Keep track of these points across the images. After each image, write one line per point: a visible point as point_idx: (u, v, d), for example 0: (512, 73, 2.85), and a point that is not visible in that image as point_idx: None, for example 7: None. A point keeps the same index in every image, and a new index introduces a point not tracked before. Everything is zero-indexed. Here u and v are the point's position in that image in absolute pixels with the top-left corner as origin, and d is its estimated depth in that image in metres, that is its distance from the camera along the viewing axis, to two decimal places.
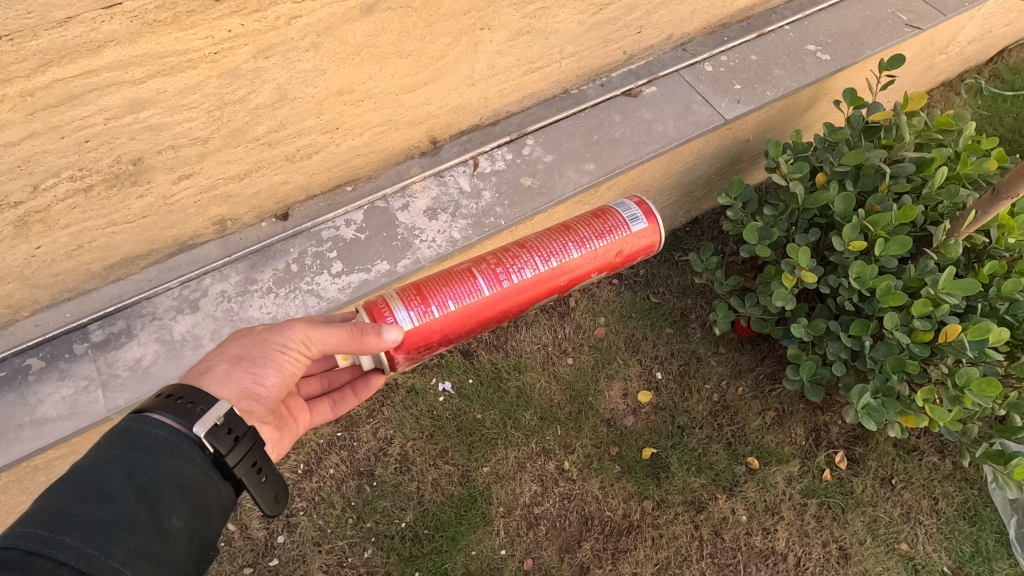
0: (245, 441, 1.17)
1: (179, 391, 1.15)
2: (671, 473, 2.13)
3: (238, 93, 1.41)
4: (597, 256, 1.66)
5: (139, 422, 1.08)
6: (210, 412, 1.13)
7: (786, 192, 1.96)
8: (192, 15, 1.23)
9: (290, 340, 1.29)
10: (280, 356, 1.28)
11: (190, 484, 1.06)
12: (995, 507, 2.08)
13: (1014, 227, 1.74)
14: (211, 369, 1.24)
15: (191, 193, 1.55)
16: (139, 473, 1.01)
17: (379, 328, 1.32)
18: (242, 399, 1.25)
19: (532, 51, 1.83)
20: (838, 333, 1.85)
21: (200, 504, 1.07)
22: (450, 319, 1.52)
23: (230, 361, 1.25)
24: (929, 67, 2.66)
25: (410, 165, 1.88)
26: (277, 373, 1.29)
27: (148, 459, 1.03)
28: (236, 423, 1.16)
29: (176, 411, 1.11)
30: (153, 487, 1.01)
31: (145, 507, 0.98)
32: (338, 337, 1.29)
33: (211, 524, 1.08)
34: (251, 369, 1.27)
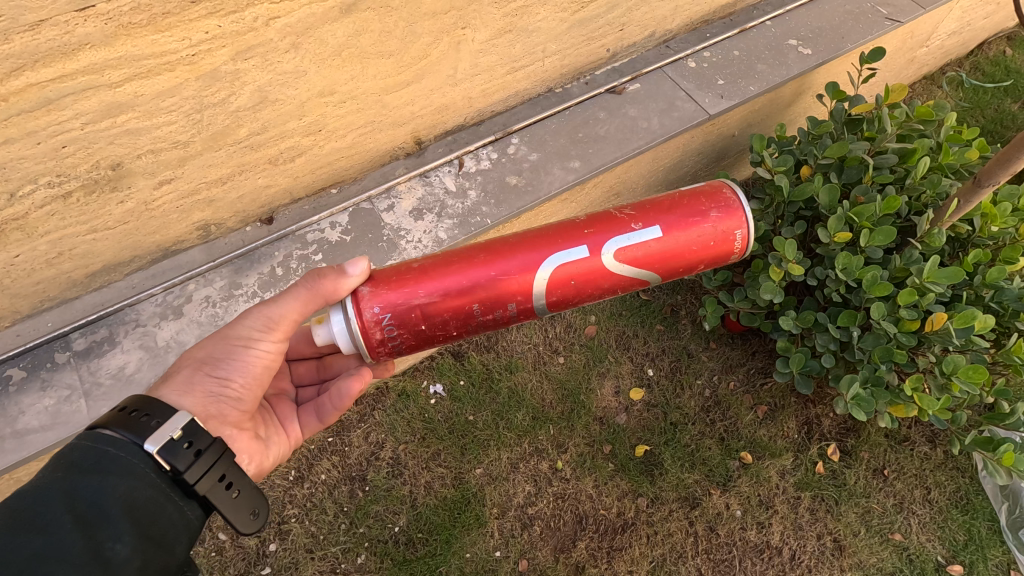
0: (211, 453, 1.07)
1: (133, 403, 1.06)
2: (665, 470, 2.13)
3: (217, 96, 1.40)
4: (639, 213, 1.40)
5: (88, 438, 1.00)
6: (165, 425, 1.04)
7: (772, 186, 1.96)
8: (167, 17, 1.22)
9: (251, 330, 1.22)
10: (245, 351, 1.22)
11: (143, 508, 0.98)
12: (986, 495, 2.09)
13: (997, 215, 1.75)
14: (173, 377, 1.19)
15: (173, 198, 1.53)
16: (80, 498, 0.92)
17: (338, 266, 1.22)
18: (209, 405, 1.19)
19: (514, 50, 1.83)
20: (826, 324, 1.86)
21: (154, 527, 0.98)
22: (435, 262, 1.32)
23: (193, 366, 1.20)
24: (910, 60, 2.69)
25: (395, 166, 1.87)
26: (244, 373, 1.23)
27: (92, 482, 0.95)
28: (198, 435, 1.06)
29: (126, 425, 1.03)
30: (96, 513, 0.92)
31: (86, 535, 0.90)
32: (292, 305, 1.21)
33: (166, 548, 1.00)
34: (214, 372, 1.20)
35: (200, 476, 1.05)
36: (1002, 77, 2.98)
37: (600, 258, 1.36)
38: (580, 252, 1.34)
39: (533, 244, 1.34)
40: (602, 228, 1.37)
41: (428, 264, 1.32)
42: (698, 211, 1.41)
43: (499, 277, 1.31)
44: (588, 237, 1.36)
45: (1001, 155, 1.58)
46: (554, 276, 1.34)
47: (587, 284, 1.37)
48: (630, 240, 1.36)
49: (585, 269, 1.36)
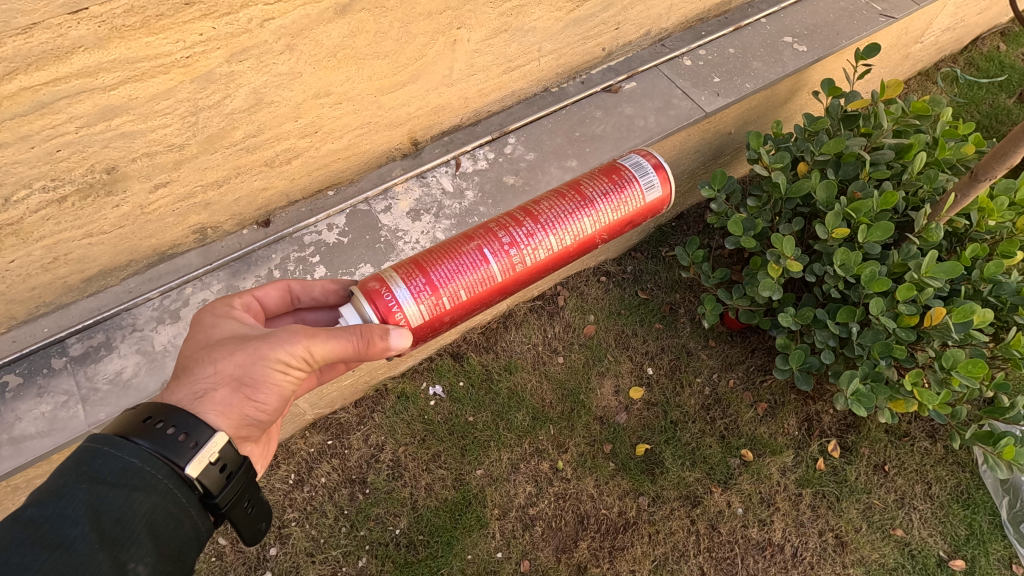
0: (239, 475, 1.12)
1: (160, 413, 1.03)
2: (665, 469, 2.13)
3: (213, 98, 1.39)
4: (607, 222, 1.53)
5: (111, 445, 0.98)
6: (203, 450, 1.03)
7: (769, 182, 1.96)
8: (161, 19, 1.21)
9: (291, 359, 1.13)
10: (281, 377, 1.15)
11: (164, 524, 0.97)
12: (987, 490, 2.09)
13: (993, 209, 1.76)
14: (208, 395, 1.10)
15: (169, 201, 1.53)
16: (104, 514, 0.91)
17: (387, 331, 1.20)
18: (241, 426, 1.16)
19: (510, 49, 1.83)
20: (826, 321, 1.85)
21: (173, 543, 0.98)
22: (462, 309, 1.39)
23: (230, 386, 1.12)
24: (905, 57, 2.70)
25: (392, 167, 1.87)
26: (277, 394, 1.17)
27: (116, 496, 0.93)
28: (229, 457, 1.08)
29: (156, 439, 1.00)
30: (119, 531, 0.92)
31: (108, 554, 0.90)
32: (345, 346, 1.15)
33: (183, 562, 1.01)
34: (251, 396, 1.13)
35: (229, 497, 1.11)
36: (997, 73, 2.99)
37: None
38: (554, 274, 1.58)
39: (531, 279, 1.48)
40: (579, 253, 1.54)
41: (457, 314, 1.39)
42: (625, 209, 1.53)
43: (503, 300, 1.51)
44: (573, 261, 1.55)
45: (999, 149, 1.60)
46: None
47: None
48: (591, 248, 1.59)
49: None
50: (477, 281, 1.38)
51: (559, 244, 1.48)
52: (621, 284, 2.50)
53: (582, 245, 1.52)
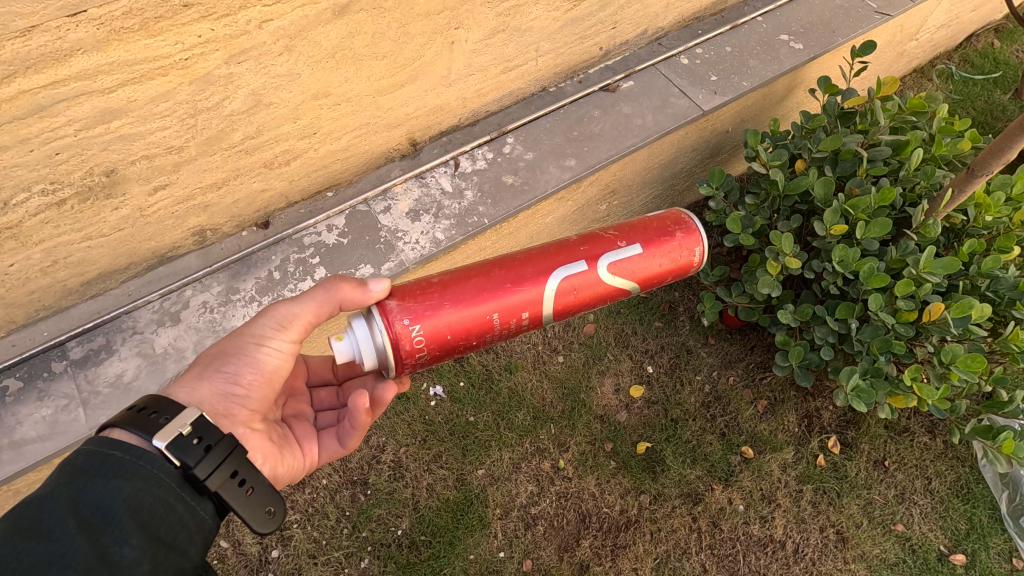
0: (220, 448, 1.07)
1: (140, 404, 1.08)
2: (667, 467, 2.13)
3: (211, 100, 1.39)
4: (620, 227, 1.50)
5: (92, 441, 1.00)
6: (174, 421, 1.05)
7: (767, 180, 1.97)
8: (160, 21, 1.21)
9: (265, 330, 1.23)
10: (257, 350, 1.23)
11: (149, 510, 0.95)
12: (986, 484, 2.10)
13: (991, 205, 1.77)
14: (189, 372, 1.22)
15: (168, 204, 1.52)
16: (83, 501, 0.91)
17: (360, 280, 1.24)
18: (219, 403, 1.21)
19: (508, 49, 1.83)
20: (825, 317, 1.86)
21: (162, 528, 0.96)
22: (455, 277, 1.35)
23: (207, 362, 1.23)
24: (900, 54, 2.71)
25: (391, 167, 1.87)
26: (254, 370, 1.24)
27: (96, 484, 0.93)
28: (207, 432, 1.07)
29: (138, 424, 1.04)
30: (99, 516, 0.90)
31: (89, 538, 0.88)
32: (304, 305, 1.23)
33: (178, 550, 0.97)
34: (225, 368, 1.22)
35: (211, 472, 1.04)
36: (992, 69, 3.00)
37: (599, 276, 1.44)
38: (580, 269, 1.41)
39: (538, 260, 1.39)
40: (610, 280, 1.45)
41: (449, 279, 1.34)
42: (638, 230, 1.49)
43: (513, 290, 1.35)
44: (585, 253, 1.43)
45: (994, 145, 1.62)
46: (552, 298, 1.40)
47: (580, 299, 1.44)
48: (619, 258, 1.45)
49: (577, 289, 1.42)
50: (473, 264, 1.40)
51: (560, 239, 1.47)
52: None
53: (590, 241, 1.46)
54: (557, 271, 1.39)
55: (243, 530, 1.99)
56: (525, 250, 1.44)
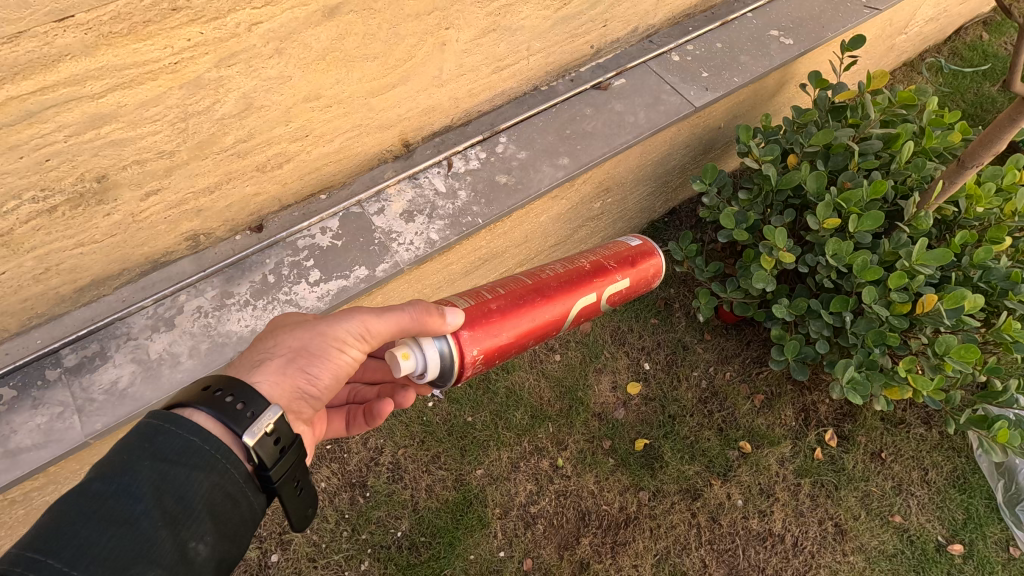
0: (291, 450, 1.09)
1: (224, 384, 1.03)
2: (665, 463, 2.14)
3: (202, 103, 1.39)
4: (615, 260, 1.63)
5: (174, 424, 0.96)
6: (260, 419, 1.02)
7: (759, 175, 1.98)
8: (149, 25, 1.21)
9: (348, 334, 1.20)
10: (338, 354, 1.20)
11: (221, 505, 0.96)
12: (983, 473, 2.11)
13: (981, 196, 1.78)
14: (266, 362, 1.16)
15: (160, 209, 1.52)
16: (166, 492, 0.90)
17: (442, 310, 1.25)
18: (294, 400, 1.17)
19: (499, 49, 1.83)
20: (819, 310, 1.86)
21: (230, 524, 0.97)
22: (509, 303, 1.42)
23: (287, 356, 1.17)
24: (889, 48, 2.73)
25: (384, 169, 1.86)
26: (333, 373, 1.21)
27: (177, 476, 0.92)
28: (283, 432, 1.06)
29: (217, 409, 1.00)
30: (180, 511, 0.91)
31: (169, 532, 0.89)
32: (396, 327, 1.21)
33: (239, 544, 1.00)
34: (307, 367, 1.17)
35: (282, 473, 1.08)
36: (981, 61, 3.02)
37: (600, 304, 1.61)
38: (590, 300, 1.57)
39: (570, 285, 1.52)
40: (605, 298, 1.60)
41: (505, 306, 1.41)
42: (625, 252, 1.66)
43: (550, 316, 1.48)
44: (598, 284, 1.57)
45: (984, 136, 1.63)
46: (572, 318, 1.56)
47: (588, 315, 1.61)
48: (615, 291, 1.62)
49: (589, 311, 1.58)
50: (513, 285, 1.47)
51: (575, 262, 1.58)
52: None
53: (602, 269, 1.59)
54: (581, 298, 1.54)
55: None
56: (553, 273, 1.53)
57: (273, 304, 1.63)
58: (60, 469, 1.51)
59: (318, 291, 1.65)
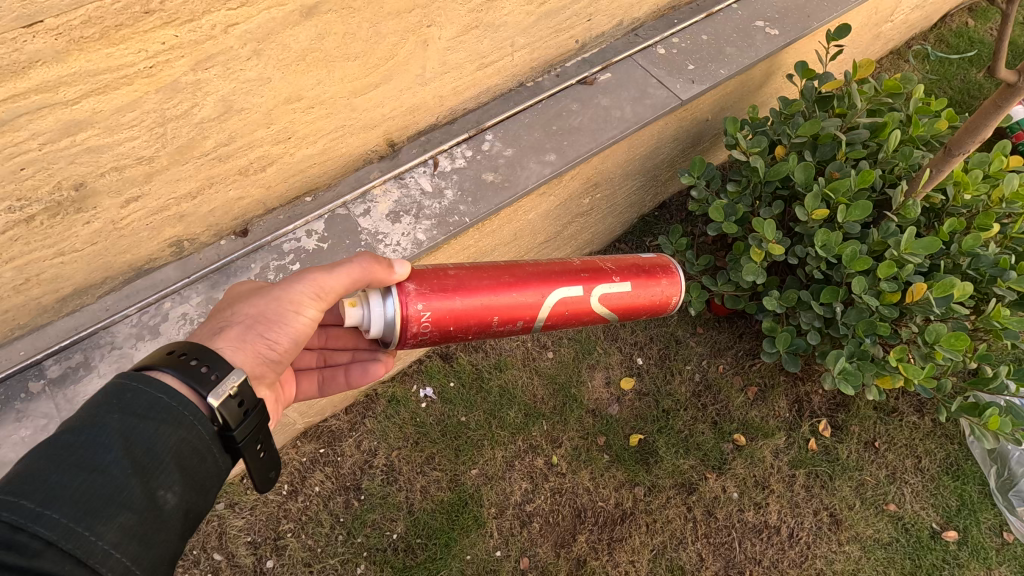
0: (255, 413, 1.11)
1: (191, 350, 1.06)
2: (660, 458, 2.13)
3: (180, 108, 1.37)
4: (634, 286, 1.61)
5: (142, 384, 0.99)
6: (224, 382, 1.05)
7: (748, 167, 1.97)
8: (121, 29, 1.19)
9: (302, 295, 1.23)
10: (294, 316, 1.24)
11: (190, 458, 0.99)
12: (975, 460, 2.12)
13: (969, 183, 1.78)
14: (226, 330, 1.20)
15: (142, 215, 1.50)
16: (136, 443, 0.93)
17: (390, 260, 1.27)
18: (258, 363, 1.22)
19: (482, 46, 1.82)
20: (810, 302, 1.86)
21: (197, 477, 1.01)
22: (470, 275, 1.42)
23: (246, 323, 1.21)
24: (876, 36, 2.73)
25: (369, 169, 1.84)
26: (291, 334, 1.25)
27: (145, 429, 0.95)
28: (247, 396, 1.09)
29: (184, 371, 1.03)
30: (148, 462, 0.94)
31: (140, 481, 0.92)
32: (348, 283, 1.25)
33: (205, 497, 1.03)
34: (266, 331, 1.22)
35: (246, 434, 1.10)
36: (967, 48, 3.02)
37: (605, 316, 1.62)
38: (577, 294, 1.53)
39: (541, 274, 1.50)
40: (615, 306, 1.60)
41: (464, 276, 1.41)
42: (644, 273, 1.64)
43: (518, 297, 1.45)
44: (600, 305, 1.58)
45: (970, 123, 1.63)
46: (551, 309, 1.51)
47: (571, 315, 1.56)
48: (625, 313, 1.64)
49: (571, 308, 1.54)
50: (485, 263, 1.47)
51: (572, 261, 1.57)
52: None
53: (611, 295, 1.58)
54: (561, 286, 1.51)
55: (237, 542, 1.97)
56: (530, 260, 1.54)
57: None
58: None
59: None
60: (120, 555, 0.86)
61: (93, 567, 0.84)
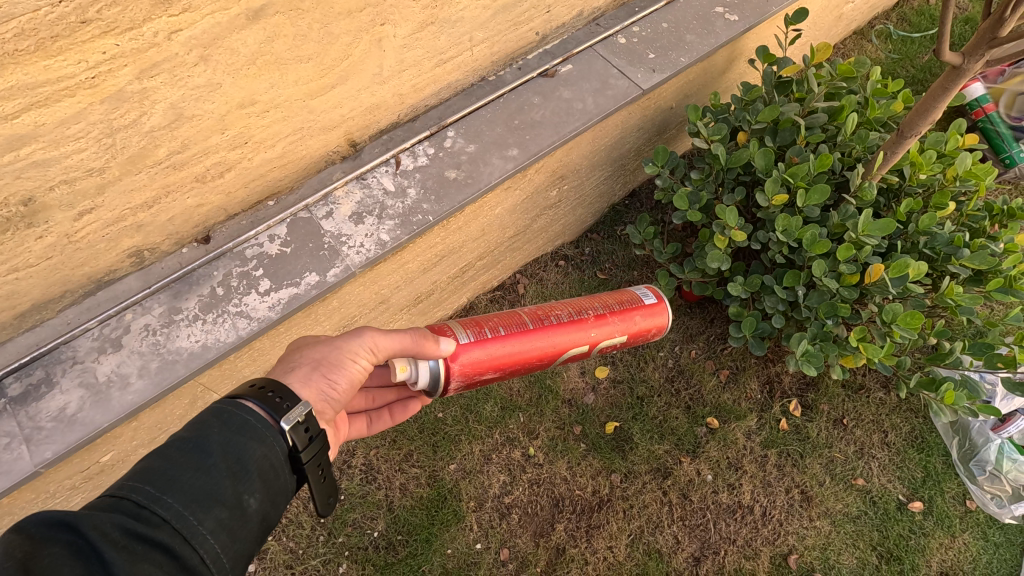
0: (320, 440, 1.13)
1: (271, 384, 1.10)
2: (635, 444, 2.17)
3: (128, 117, 1.35)
4: (622, 325, 1.71)
5: (235, 404, 1.04)
6: (294, 410, 1.08)
7: (709, 154, 1.98)
8: (57, 40, 1.18)
9: (359, 347, 1.27)
10: (350, 364, 1.25)
11: (271, 472, 1.02)
12: (939, 432, 2.17)
13: (923, 163, 1.81)
14: (293, 371, 1.21)
15: (97, 227, 1.47)
16: (229, 451, 0.98)
17: (436, 337, 1.39)
18: (320, 404, 1.21)
19: (440, 42, 1.80)
20: (773, 286, 1.89)
21: (276, 491, 1.03)
22: (503, 347, 1.52)
23: (310, 365, 1.22)
24: (838, 17, 2.75)
25: (332, 171, 1.83)
26: (351, 383, 1.26)
27: (240, 440, 1.00)
28: (314, 423, 1.11)
29: (269, 396, 1.08)
30: (241, 468, 0.98)
31: (231, 483, 0.96)
32: (401, 341, 1.32)
33: (278, 512, 1.04)
34: (329, 376, 1.22)
35: (312, 456, 1.12)
36: (928, 26, 3.05)
37: (591, 352, 1.72)
38: (581, 349, 1.67)
39: (562, 331, 1.61)
40: (597, 344, 1.69)
41: (499, 346, 1.52)
42: (633, 309, 1.74)
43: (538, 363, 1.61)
44: (589, 342, 1.68)
45: (921, 105, 1.65)
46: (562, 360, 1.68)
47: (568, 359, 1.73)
48: (607, 347, 1.73)
49: (579, 355, 1.69)
50: (517, 328, 1.56)
51: (578, 317, 1.65)
52: (580, 266, 2.52)
53: (598, 335, 1.68)
54: (573, 349, 1.65)
55: None
56: (556, 321, 1.62)
57: (223, 317, 1.60)
58: (15, 500, 1.47)
59: (269, 301, 1.62)
60: (215, 543, 0.90)
61: (194, 549, 0.87)
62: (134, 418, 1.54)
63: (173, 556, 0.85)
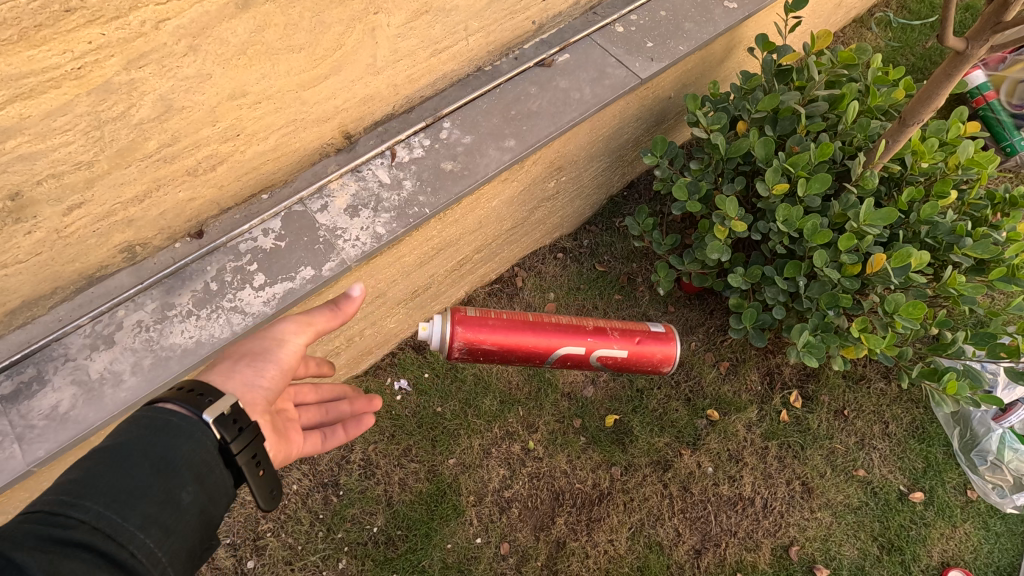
0: (252, 430, 1.12)
1: (193, 383, 1.12)
2: (635, 437, 2.16)
3: (116, 109, 1.32)
4: (625, 342, 1.73)
5: (157, 406, 1.05)
6: (218, 401, 1.09)
7: (709, 144, 1.96)
8: (41, 29, 1.15)
9: (285, 329, 1.31)
10: (278, 346, 1.31)
11: (202, 467, 1.03)
12: (940, 422, 2.16)
13: (925, 151, 1.79)
14: (216, 365, 1.27)
15: (87, 222, 1.44)
16: (154, 450, 0.99)
17: (347, 286, 1.28)
18: (247, 393, 1.24)
19: (435, 31, 1.76)
20: (773, 277, 1.87)
21: (210, 485, 1.04)
22: (503, 326, 1.62)
23: (234, 358, 1.28)
24: (837, 5, 2.71)
25: (326, 163, 1.80)
26: (276, 366, 1.30)
27: (164, 440, 1.01)
28: (243, 414, 1.11)
29: (191, 398, 1.09)
30: (168, 465, 0.99)
31: (158, 480, 0.97)
32: (320, 314, 1.29)
33: (219, 505, 1.06)
34: (254, 362, 1.28)
35: (244, 448, 1.10)
36: (929, 13, 3.02)
37: (588, 359, 1.73)
38: (577, 350, 1.69)
39: (557, 330, 1.67)
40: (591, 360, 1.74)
41: (500, 324, 1.62)
42: (644, 337, 1.75)
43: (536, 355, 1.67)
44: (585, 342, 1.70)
45: (923, 92, 1.63)
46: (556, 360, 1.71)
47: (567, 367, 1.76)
48: (607, 355, 1.72)
49: (576, 359, 1.72)
50: (518, 316, 1.67)
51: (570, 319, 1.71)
52: (578, 259, 2.50)
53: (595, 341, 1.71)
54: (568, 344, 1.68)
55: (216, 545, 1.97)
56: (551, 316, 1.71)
57: (217, 312, 1.58)
58: (8, 499, 1.46)
59: (264, 296, 1.60)
60: (145, 538, 0.91)
61: (121, 546, 0.88)
62: (128, 416, 1.52)
63: (100, 554, 0.86)
